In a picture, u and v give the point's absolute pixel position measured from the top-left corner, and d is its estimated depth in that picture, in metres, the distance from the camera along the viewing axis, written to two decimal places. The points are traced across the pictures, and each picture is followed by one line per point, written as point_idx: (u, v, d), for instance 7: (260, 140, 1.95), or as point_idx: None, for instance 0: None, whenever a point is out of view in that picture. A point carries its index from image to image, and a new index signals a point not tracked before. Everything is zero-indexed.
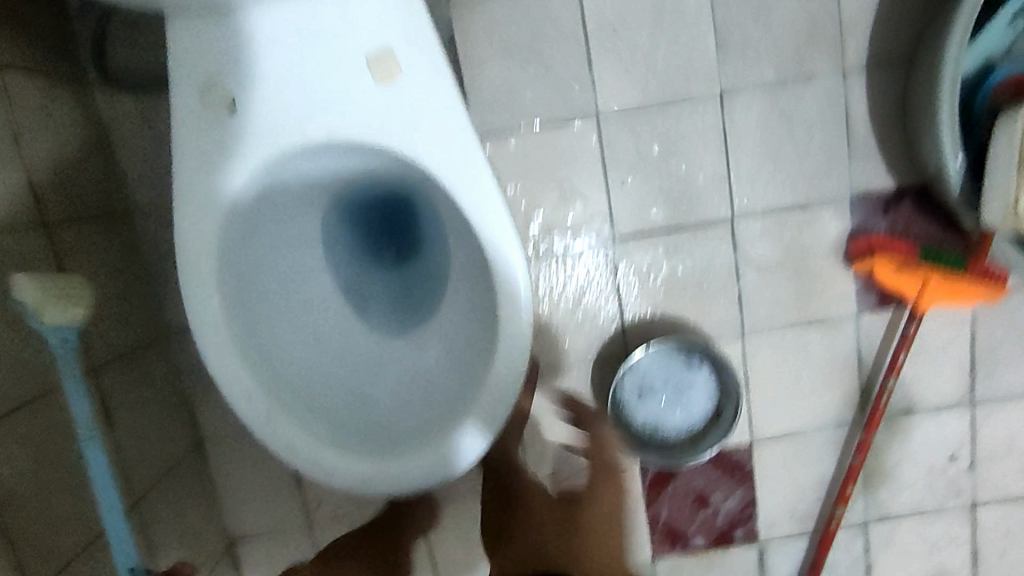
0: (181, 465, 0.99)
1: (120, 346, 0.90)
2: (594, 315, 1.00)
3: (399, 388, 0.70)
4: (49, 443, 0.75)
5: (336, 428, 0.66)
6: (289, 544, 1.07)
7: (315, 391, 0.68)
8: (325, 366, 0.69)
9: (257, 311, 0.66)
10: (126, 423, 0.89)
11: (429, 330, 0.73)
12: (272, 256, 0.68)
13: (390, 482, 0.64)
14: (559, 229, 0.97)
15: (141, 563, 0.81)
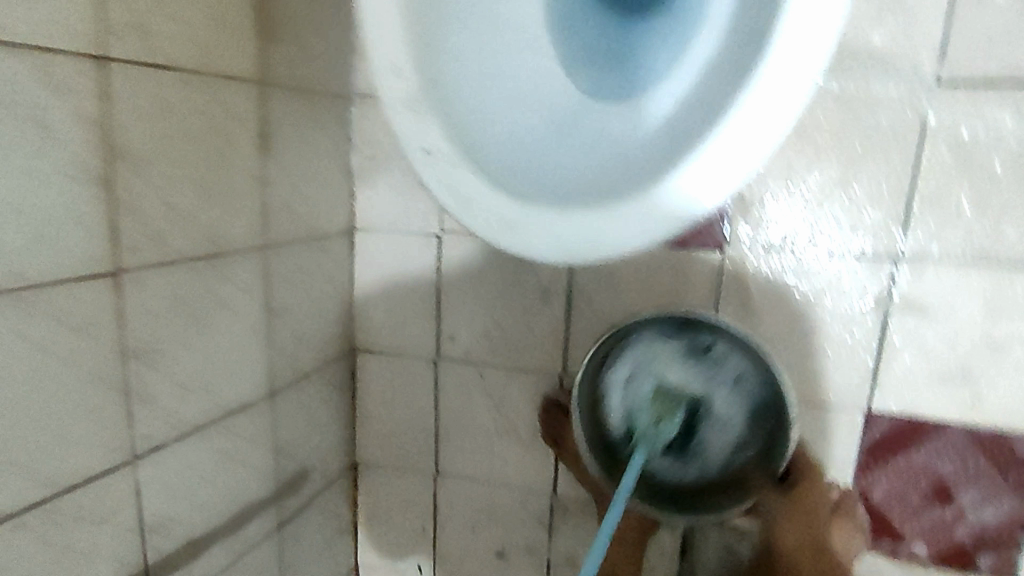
0: (329, 242, 0.90)
1: (297, 71, 0.80)
2: (860, 176, 0.72)
3: (628, 161, 0.52)
4: (178, 110, 0.66)
5: (501, 164, 0.50)
6: (408, 370, 0.96)
7: (743, 126, 0.44)
8: (793, 84, 0.43)
9: (436, 50, 0.51)
10: (280, 152, 0.80)
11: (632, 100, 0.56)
12: (460, 1, 0.53)
13: (540, 239, 0.47)
14: (857, 59, 0.71)
15: (232, 320, 0.74)
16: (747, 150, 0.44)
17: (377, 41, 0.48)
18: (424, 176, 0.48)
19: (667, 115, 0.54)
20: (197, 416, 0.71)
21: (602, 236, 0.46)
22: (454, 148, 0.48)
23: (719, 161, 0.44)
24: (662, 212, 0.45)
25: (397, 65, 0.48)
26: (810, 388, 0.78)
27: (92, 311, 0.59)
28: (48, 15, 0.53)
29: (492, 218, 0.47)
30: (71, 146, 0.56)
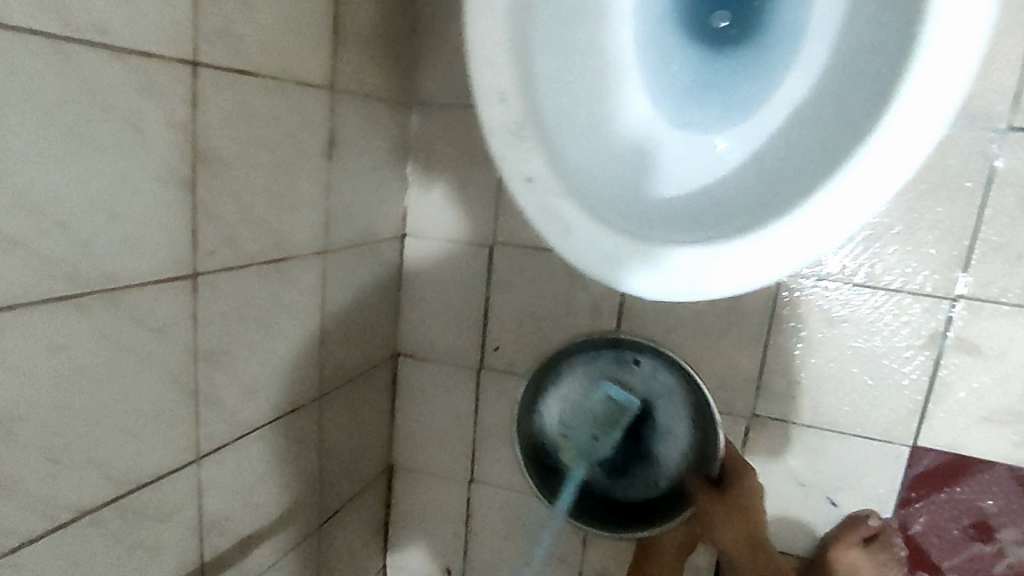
0: (383, 247, 0.91)
1: (365, 78, 0.81)
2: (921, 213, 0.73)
3: (722, 202, 0.52)
4: (259, 116, 0.66)
5: (599, 196, 0.51)
6: (452, 376, 0.97)
7: (861, 177, 0.43)
8: (918, 137, 0.43)
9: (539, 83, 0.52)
10: (344, 159, 0.79)
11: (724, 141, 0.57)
12: (563, 34, 0.54)
13: (633, 273, 0.47)
14: None
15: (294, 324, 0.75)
16: (863, 202, 0.43)
17: (484, 69, 0.49)
18: (523, 203, 0.49)
19: (768, 159, 0.54)
20: (255, 417, 0.72)
21: (704, 275, 0.46)
22: (555, 179, 0.49)
23: (831, 212, 0.44)
24: (769, 256, 0.45)
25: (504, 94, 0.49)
26: (857, 420, 0.79)
27: (170, 314, 0.60)
28: (150, 22, 0.53)
29: (592, 250, 0.48)
30: (163, 152, 0.56)
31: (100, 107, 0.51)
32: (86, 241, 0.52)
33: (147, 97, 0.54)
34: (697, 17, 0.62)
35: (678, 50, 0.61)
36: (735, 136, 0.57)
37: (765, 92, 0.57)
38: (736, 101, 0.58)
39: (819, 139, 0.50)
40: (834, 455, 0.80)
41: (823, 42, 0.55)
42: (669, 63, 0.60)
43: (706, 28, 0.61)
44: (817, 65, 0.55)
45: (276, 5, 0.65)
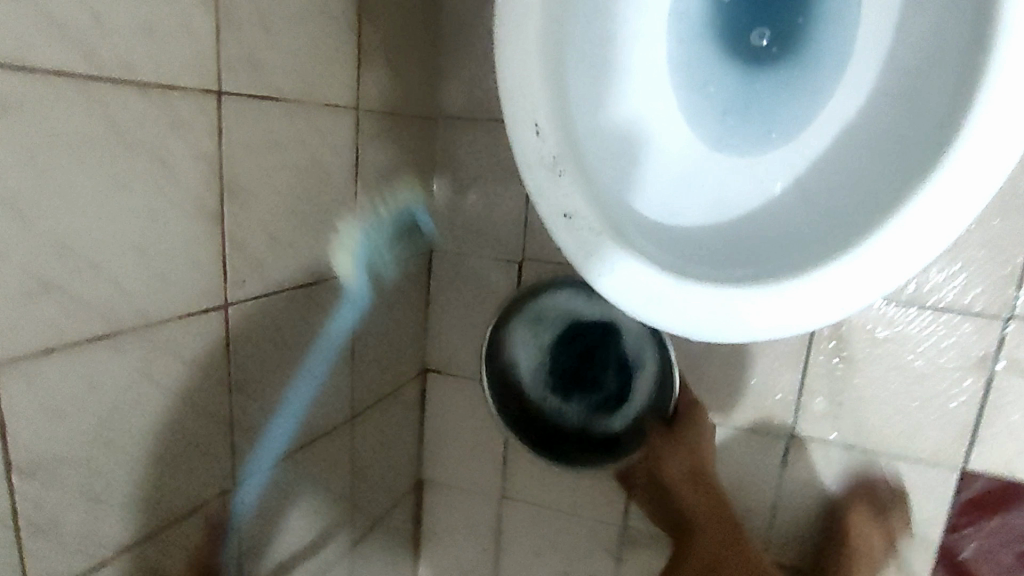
0: (411, 264, 0.90)
1: (389, 97, 0.80)
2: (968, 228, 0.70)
3: (763, 238, 0.51)
4: (286, 143, 0.65)
5: (636, 231, 0.50)
6: (482, 392, 0.96)
7: (914, 228, 0.42)
8: (978, 185, 0.41)
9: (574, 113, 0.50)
10: (370, 180, 0.79)
11: (764, 168, 0.56)
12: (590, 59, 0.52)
13: (674, 315, 0.46)
14: None
15: (326, 349, 0.75)
16: (918, 250, 0.42)
17: (518, 100, 0.47)
18: (560, 242, 0.48)
19: (812, 191, 0.53)
20: (287, 443, 0.72)
21: (746, 318, 0.45)
22: (594, 214, 0.47)
23: (885, 260, 0.43)
24: (817, 303, 0.44)
25: (542, 127, 0.47)
26: (904, 443, 0.76)
27: (203, 348, 0.59)
28: (176, 55, 0.53)
29: (632, 290, 0.46)
30: (192, 184, 0.56)
31: (129, 143, 0.50)
32: (118, 278, 0.51)
33: (172, 130, 0.54)
34: (733, 31, 0.59)
35: (711, 69, 0.58)
36: (774, 163, 0.55)
37: (805, 114, 0.55)
38: (777, 123, 0.56)
39: (868, 175, 0.49)
40: (878, 478, 0.78)
41: (872, 65, 0.53)
42: (705, 84, 0.58)
43: (741, 43, 0.58)
44: (865, 89, 0.53)
45: (299, 30, 0.64)
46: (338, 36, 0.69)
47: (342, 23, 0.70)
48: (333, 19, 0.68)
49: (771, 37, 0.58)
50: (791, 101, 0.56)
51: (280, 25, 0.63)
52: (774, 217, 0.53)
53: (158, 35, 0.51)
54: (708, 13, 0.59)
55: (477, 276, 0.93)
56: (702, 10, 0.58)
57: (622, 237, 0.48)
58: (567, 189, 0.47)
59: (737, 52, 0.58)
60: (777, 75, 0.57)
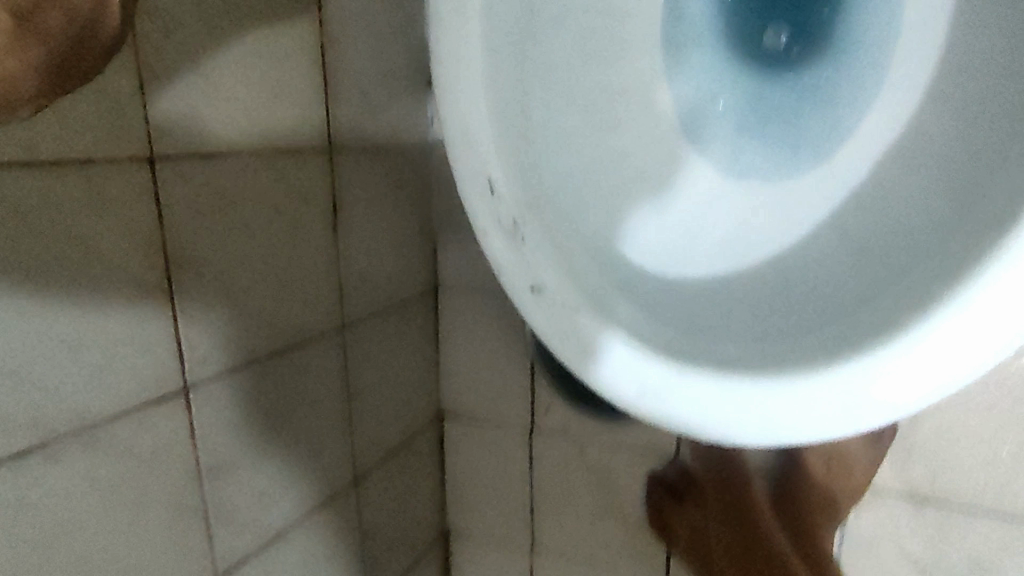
0: (413, 305, 0.83)
1: (370, 131, 0.73)
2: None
3: (792, 298, 0.42)
4: (243, 201, 0.59)
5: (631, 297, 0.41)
6: (501, 437, 0.89)
7: (987, 311, 0.33)
8: None
9: (545, 155, 0.41)
10: (355, 224, 0.72)
11: (792, 194, 0.46)
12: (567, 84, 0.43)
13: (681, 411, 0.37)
14: None
15: (315, 415, 0.69)
16: (989, 340, 0.33)
17: (466, 151, 0.39)
18: (531, 319, 0.39)
19: (856, 229, 0.43)
20: (278, 522, 0.66)
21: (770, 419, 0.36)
22: (569, 285, 0.38)
23: (949, 347, 0.34)
24: (860, 404, 0.35)
25: (498, 184, 0.38)
26: (991, 496, 0.64)
27: (162, 440, 0.54)
28: (95, 124, 0.47)
29: (627, 382, 0.38)
30: (129, 264, 0.50)
31: (41, 231, 0.45)
32: (42, 382, 0.46)
33: (98, 208, 0.48)
34: (749, 37, 0.51)
35: (723, 76, 0.50)
36: (804, 189, 0.46)
37: (840, 126, 0.46)
38: (807, 137, 0.47)
39: (926, 218, 0.39)
40: (962, 536, 0.66)
41: (924, 63, 0.43)
42: (716, 95, 0.49)
43: (758, 51, 0.50)
44: (917, 90, 0.43)
45: (251, 75, 0.58)
46: (299, 74, 0.63)
47: (304, 59, 0.63)
48: (293, 56, 0.62)
49: (792, 41, 0.50)
50: (819, 111, 0.47)
51: (227, 72, 0.56)
52: (803, 266, 0.43)
53: (70, 107, 0.45)
54: (715, 11, 0.50)
55: (487, 314, 0.86)
56: (710, 8, 0.50)
57: (610, 312, 0.39)
58: (533, 256, 0.38)
59: (755, 60, 0.50)
60: (802, 85, 0.48)
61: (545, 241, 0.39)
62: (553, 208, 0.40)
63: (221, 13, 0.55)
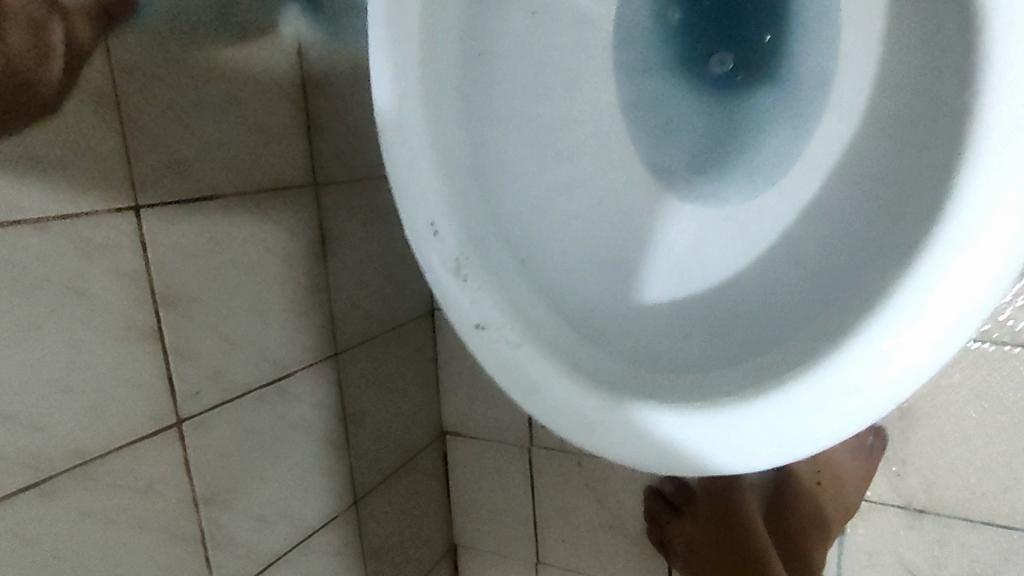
0: (409, 327, 0.85)
1: (355, 163, 0.75)
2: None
3: (729, 330, 0.45)
4: (230, 242, 0.62)
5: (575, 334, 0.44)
6: (502, 454, 0.90)
7: (887, 350, 0.37)
8: (959, 306, 0.36)
9: (490, 196, 0.44)
10: (344, 254, 0.74)
11: (729, 224, 0.49)
12: (511, 132, 0.46)
13: (619, 441, 0.40)
14: None
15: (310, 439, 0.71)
16: (888, 379, 0.37)
17: (413, 199, 0.41)
18: (479, 356, 0.41)
19: (788, 263, 0.46)
20: (277, 545, 0.68)
21: (696, 448, 0.39)
22: (510, 321, 0.41)
23: (861, 382, 0.37)
24: (776, 435, 0.38)
25: (446, 233, 0.41)
26: (988, 508, 0.63)
27: (159, 471, 0.57)
28: (84, 184, 0.50)
29: (569, 417, 0.41)
30: (119, 308, 0.53)
31: (33, 283, 0.47)
32: (39, 423, 0.48)
33: (88, 259, 0.51)
34: (695, 61, 0.52)
35: (668, 106, 0.51)
36: (755, 216, 0.48)
37: (776, 155, 0.48)
38: (757, 164, 0.49)
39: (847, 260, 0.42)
40: (960, 547, 0.64)
41: (854, 94, 0.45)
42: (665, 129, 0.51)
43: (703, 73, 0.51)
44: (852, 119, 0.45)
45: (233, 125, 0.61)
46: (281, 119, 0.66)
47: (285, 102, 0.66)
48: (275, 102, 0.65)
49: (737, 60, 0.51)
50: (756, 137, 0.49)
51: (209, 121, 0.59)
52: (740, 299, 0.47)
53: (58, 169, 0.48)
54: (659, 42, 0.52)
55: None
56: (655, 40, 0.51)
57: (552, 350, 0.42)
58: (477, 297, 0.41)
59: (698, 85, 0.51)
60: (741, 108, 0.50)
61: (489, 284, 0.42)
62: (500, 251, 0.44)
63: (204, 68, 0.58)
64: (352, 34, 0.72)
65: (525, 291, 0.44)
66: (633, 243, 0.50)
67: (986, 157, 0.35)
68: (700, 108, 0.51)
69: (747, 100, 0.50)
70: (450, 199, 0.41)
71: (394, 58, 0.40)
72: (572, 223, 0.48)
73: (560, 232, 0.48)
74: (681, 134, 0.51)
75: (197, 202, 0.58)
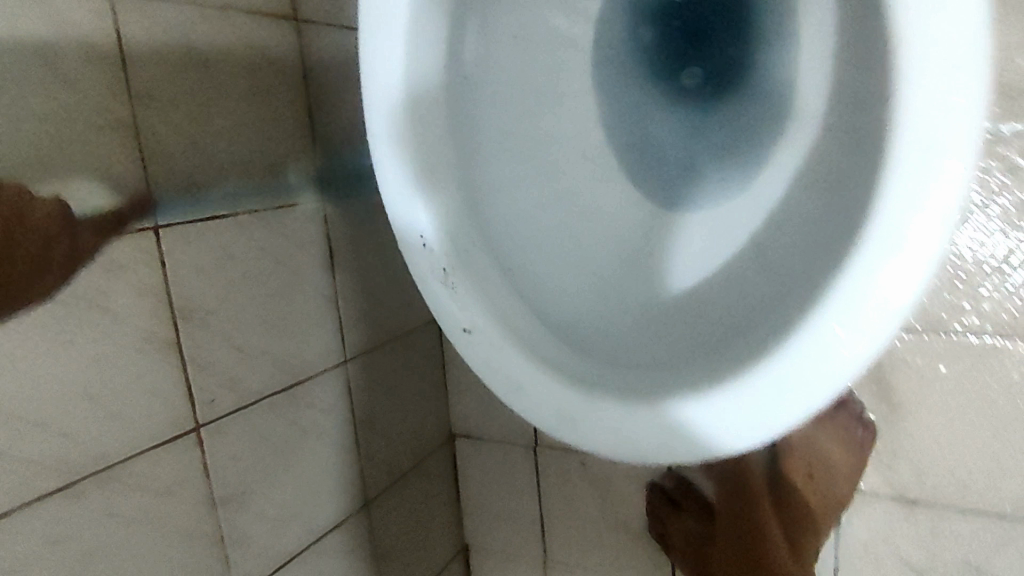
0: (416, 335, 0.89)
1: (360, 181, 0.79)
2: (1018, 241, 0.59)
3: (696, 330, 0.49)
4: (243, 258, 0.66)
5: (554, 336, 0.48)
6: (509, 457, 0.93)
7: (828, 342, 0.40)
8: (892, 301, 0.39)
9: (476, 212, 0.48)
10: (351, 267, 0.78)
11: (698, 229, 0.53)
12: (496, 152, 0.50)
13: (593, 430, 0.44)
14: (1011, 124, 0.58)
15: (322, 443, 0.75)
16: (829, 370, 0.40)
17: (405, 215, 0.45)
18: (466, 355, 0.46)
19: (751, 266, 0.49)
20: (292, 544, 0.72)
21: (658, 435, 0.43)
22: (494, 325, 0.45)
23: (804, 373, 0.40)
24: (727, 423, 0.41)
25: (436, 245, 0.45)
26: (979, 498, 0.64)
27: (180, 474, 0.61)
28: (106, 209, 0.54)
29: (546, 409, 0.45)
30: (140, 323, 0.57)
31: (63, 302, 0.52)
32: (68, 430, 0.53)
33: (112, 279, 0.55)
34: (666, 83, 0.56)
35: (643, 122, 0.56)
36: (724, 221, 0.52)
37: (740, 165, 0.52)
38: (727, 173, 0.53)
39: (800, 260, 0.46)
40: (952, 538, 0.66)
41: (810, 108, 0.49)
42: (640, 143, 0.56)
43: (673, 93, 0.56)
44: (811, 130, 0.48)
45: (244, 149, 0.65)
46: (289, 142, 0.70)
47: (293, 126, 0.70)
48: (283, 126, 0.69)
49: (703, 82, 0.55)
50: (723, 149, 0.53)
51: (222, 147, 0.63)
52: (709, 299, 0.50)
53: (84, 197, 0.52)
54: (634, 62, 0.56)
55: None
56: (631, 61, 0.56)
57: (530, 349, 0.46)
58: (462, 303, 0.45)
59: (669, 103, 0.56)
60: (708, 124, 0.54)
61: (473, 292, 0.46)
62: (486, 261, 0.47)
63: (217, 98, 0.62)
64: (352, 57, 0.76)
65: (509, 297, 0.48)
66: (610, 250, 0.53)
67: (910, 164, 0.38)
68: (672, 124, 0.56)
69: (714, 116, 0.54)
70: (439, 214, 0.45)
71: (385, 88, 0.45)
72: (553, 233, 0.52)
73: (543, 242, 0.52)
74: (654, 147, 0.56)
75: (213, 223, 0.63)
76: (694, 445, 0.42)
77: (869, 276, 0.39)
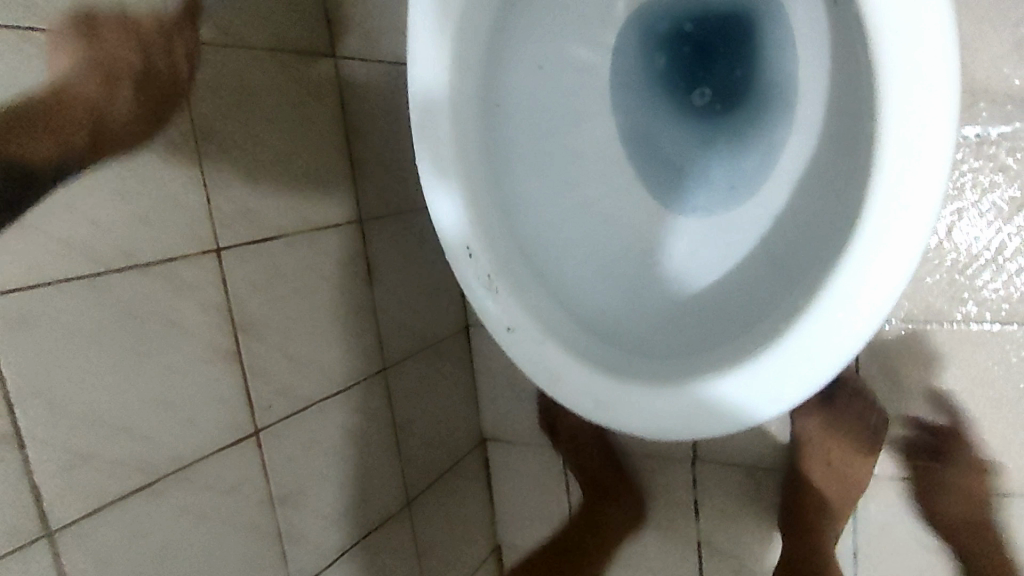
0: (447, 343, 0.94)
1: (393, 200, 0.85)
2: (1010, 234, 0.64)
3: (712, 321, 0.54)
4: (292, 273, 0.72)
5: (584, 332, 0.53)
6: (538, 456, 0.97)
7: (829, 325, 0.45)
8: (883, 285, 0.44)
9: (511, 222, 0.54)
10: (387, 279, 0.84)
11: (711, 230, 0.58)
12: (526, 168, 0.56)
13: (624, 414, 0.50)
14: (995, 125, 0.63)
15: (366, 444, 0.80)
16: (831, 349, 0.45)
17: (449, 228, 0.51)
18: (509, 352, 0.51)
19: (760, 262, 0.55)
20: (342, 539, 0.77)
21: (682, 414, 0.48)
22: (533, 325, 0.51)
23: (810, 353, 0.46)
24: (742, 399, 0.47)
25: (478, 254, 0.51)
26: (987, 476, 0.68)
27: (242, 472, 0.66)
28: (175, 232, 0.60)
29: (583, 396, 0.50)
30: (206, 334, 0.63)
31: (142, 317, 0.57)
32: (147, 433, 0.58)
33: (181, 295, 0.61)
34: (676, 94, 0.61)
35: (657, 132, 0.61)
36: (733, 223, 0.57)
37: (747, 171, 0.57)
38: (735, 178, 0.58)
39: (803, 253, 0.51)
40: (964, 514, 0.70)
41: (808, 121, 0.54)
42: (654, 151, 0.61)
43: (683, 103, 0.61)
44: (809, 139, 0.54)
45: (291, 173, 0.71)
46: (330, 166, 0.76)
47: (332, 151, 0.77)
48: (324, 152, 0.76)
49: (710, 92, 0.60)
50: (730, 157, 0.58)
51: (272, 172, 0.69)
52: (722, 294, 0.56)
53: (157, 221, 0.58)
54: (647, 79, 0.61)
55: None
56: (643, 82, 0.61)
57: (565, 344, 0.51)
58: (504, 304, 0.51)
59: (680, 113, 0.61)
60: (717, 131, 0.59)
61: (514, 294, 0.51)
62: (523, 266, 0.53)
63: (266, 129, 0.69)
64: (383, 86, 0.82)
65: (543, 298, 0.53)
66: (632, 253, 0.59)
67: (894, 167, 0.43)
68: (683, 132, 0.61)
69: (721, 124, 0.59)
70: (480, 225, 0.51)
71: (428, 118, 0.50)
72: (579, 238, 0.58)
73: (571, 247, 0.57)
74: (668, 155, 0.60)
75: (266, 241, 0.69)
76: (714, 420, 0.48)
77: (863, 264, 0.44)
